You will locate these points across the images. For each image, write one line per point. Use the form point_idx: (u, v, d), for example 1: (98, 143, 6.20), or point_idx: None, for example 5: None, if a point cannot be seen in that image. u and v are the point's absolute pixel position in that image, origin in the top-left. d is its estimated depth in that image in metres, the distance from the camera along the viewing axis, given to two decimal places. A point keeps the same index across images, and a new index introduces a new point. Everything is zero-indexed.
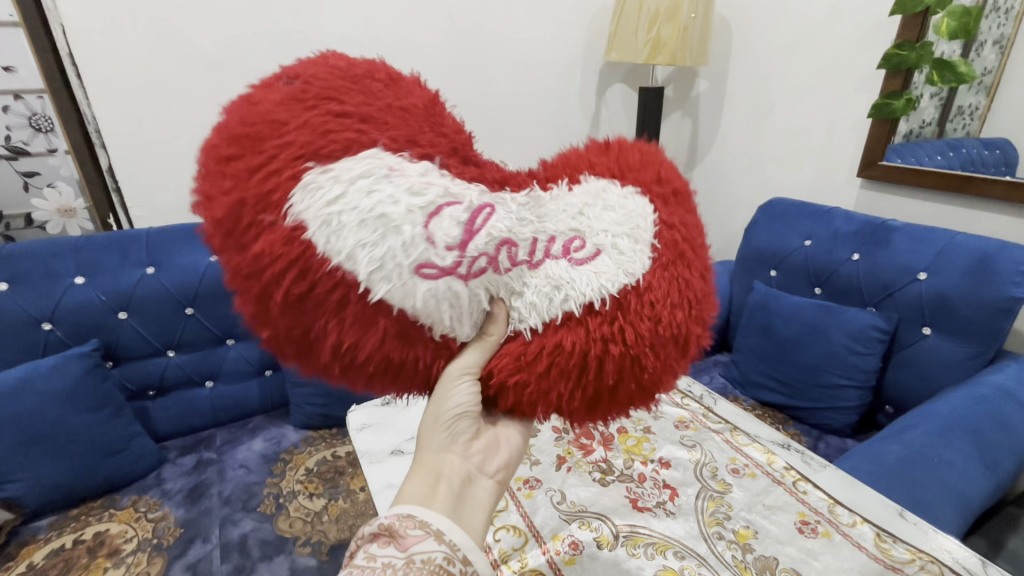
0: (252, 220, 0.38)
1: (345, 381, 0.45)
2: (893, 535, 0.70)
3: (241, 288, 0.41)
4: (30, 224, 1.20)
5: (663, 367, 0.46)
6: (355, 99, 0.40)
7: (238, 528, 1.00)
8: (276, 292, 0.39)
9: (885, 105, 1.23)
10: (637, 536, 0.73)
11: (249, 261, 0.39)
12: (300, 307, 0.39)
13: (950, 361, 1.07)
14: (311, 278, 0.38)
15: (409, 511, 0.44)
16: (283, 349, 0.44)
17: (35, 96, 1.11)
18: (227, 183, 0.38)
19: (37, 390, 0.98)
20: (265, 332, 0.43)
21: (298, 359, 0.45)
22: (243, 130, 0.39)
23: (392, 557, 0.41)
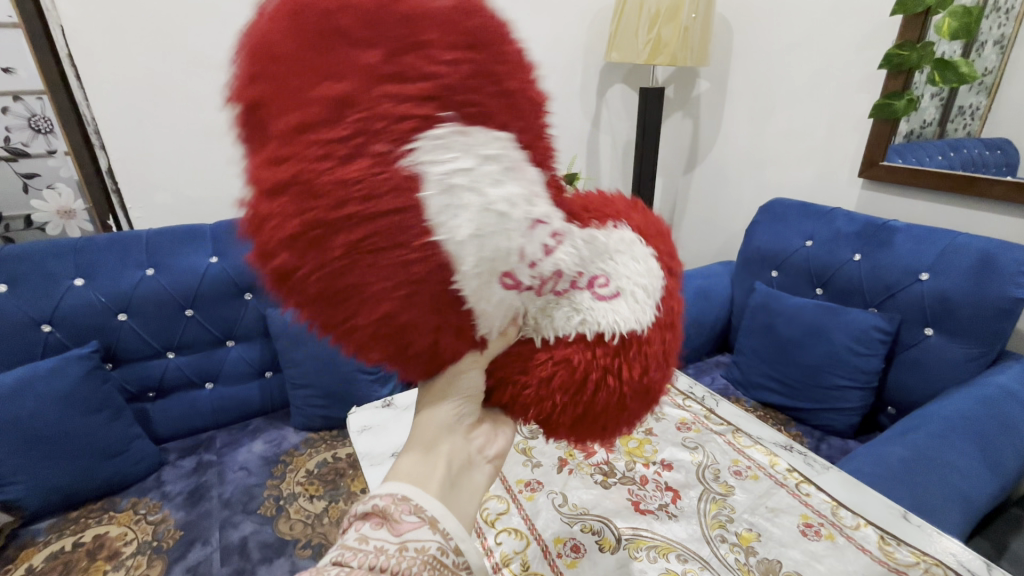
0: (358, 137, 0.33)
1: (351, 345, 0.40)
2: (897, 538, 0.70)
3: (278, 188, 0.34)
4: (29, 226, 1.19)
5: (629, 415, 0.49)
6: (506, 68, 0.36)
7: (238, 531, 1.00)
8: (338, 230, 0.34)
9: (886, 105, 1.23)
10: (640, 539, 0.72)
11: (335, 178, 0.33)
12: (353, 265, 0.35)
13: (952, 363, 1.06)
14: (389, 235, 0.34)
15: (405, 494, 0.42)
16: (289, 282, 0.37)
17: (35, 97, 1.11)
18: (348, 85, 0.32)
19: (36, 392, 0.97)
20: (273, 247, 0.36)
21: (296, 293, 0.38)
22: (391, 25, 0.33)
23: (384, 541, 0.39)
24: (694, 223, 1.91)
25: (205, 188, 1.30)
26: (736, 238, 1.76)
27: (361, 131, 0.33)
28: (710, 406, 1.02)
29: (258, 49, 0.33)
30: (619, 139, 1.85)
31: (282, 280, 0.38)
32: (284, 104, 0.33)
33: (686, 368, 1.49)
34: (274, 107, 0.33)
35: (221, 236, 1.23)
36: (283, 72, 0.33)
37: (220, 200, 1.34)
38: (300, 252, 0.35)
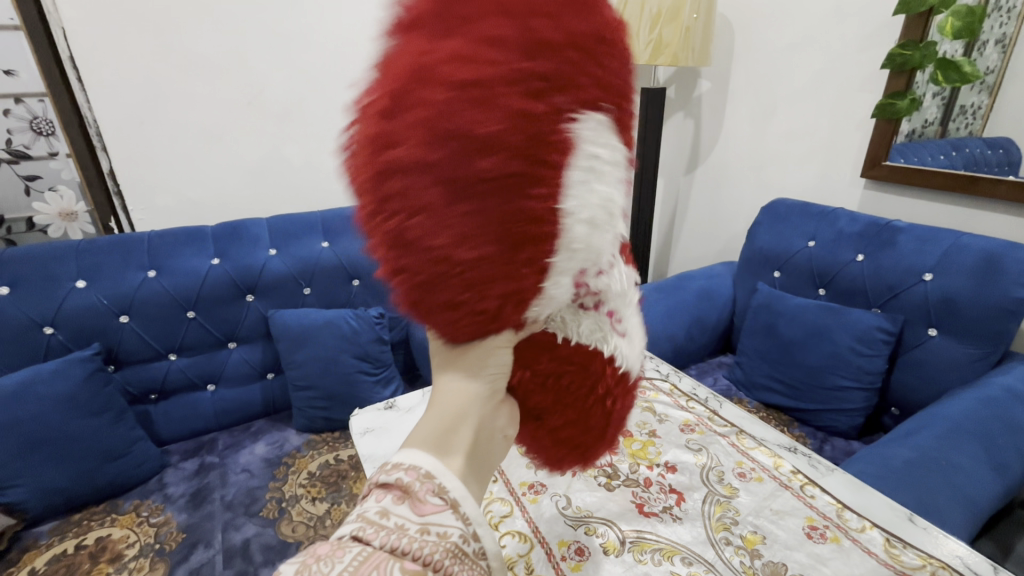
0: (546, 88, 0.36)
1: (418, 270, 0.38)
2: (903, 541, 0.69)
3: (443, 83, 0.34)
4: (31, 228, 1.19)
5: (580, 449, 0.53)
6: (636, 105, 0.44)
7: (240, 533, 1.00)
8: (486, 154, 0.35)
9: (889, 105, 1.22)
10: (644, 541, 0.72)
11: (517, 108, 0.35)
12: (474, 199, 0.35)
13: (955, 363, 1.06)
14: (522, 182, 0.36)
15: (429, 470, 0.39)
16: (393, 180, 0.36)
17: (36, 100, 1.11)
18: (560, 44, 0.36)
19: (38, 395, 0.97)
20: (399, 136, 0.35)
21: (388, 191, 0.36)
22: (596, 18, 0.38)
23: (405, 520, 0.37)
24: (696, 223, 1.90)
25: (205, 190, 1.30)
26: (737, 238, 1.76)
27: (552, 89, 0.36)
28: (713, 408, 1.01)
29: None
30: None
31: (384, 171, 0.36)
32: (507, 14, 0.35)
33: (688, 369, 1.49)
34: (485, 11, 0.35)
35: (222, 238, 1.23)
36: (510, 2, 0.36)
37: (221, 202, 1.33)
38: (430, 159, 0.34)
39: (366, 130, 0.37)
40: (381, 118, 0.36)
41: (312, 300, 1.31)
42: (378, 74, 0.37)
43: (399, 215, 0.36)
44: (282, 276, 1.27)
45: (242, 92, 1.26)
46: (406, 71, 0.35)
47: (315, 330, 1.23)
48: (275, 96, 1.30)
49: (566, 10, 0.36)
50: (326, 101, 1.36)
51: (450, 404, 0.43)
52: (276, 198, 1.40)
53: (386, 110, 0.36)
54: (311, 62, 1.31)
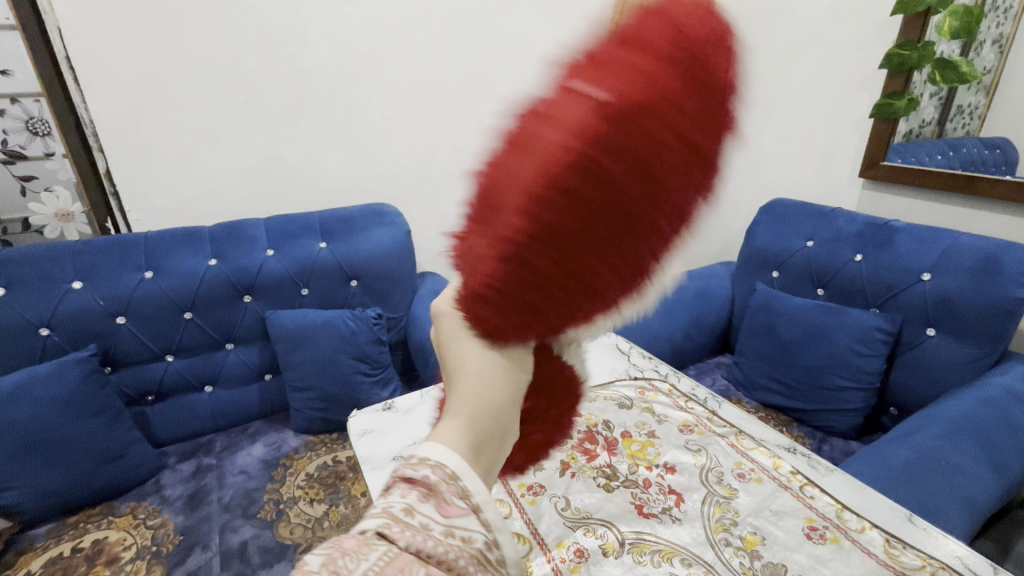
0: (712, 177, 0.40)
1: (538, 263, 0.39)
2: (902, 542, 0.69)
3: (659, 124, 0.36)
4: (27, 228, 1.18)
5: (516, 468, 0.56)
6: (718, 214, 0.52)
7: (238, 535, 0.99)
8: (652, 203, 0.38)
9: (886, 105, 1.24)
10: (643, 543, 0.72)
11: (700, 182, 0.38)
12: (620, 239, 0.38)
13: (954, 363, 1.06)
14: (656, 239, 0.39)
15: (456, 471, 0.39)
16: (572, 180, 0.37)
17: (32, 99, 1.10)
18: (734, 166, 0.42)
19: (35, 397, 0.97)
20: (593, 152, 0.36)
21: (552, 182, 0.37)
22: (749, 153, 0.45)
23: (432, 521, 0.37)
24: None
25: (203, 191, 1.30)
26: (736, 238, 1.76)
27: (726, 181, 0.40)
28: (712, 408, 1.01)
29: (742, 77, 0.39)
30: None
31: (564, 166, 0.37)
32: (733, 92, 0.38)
33: (687, 369, 1.49)
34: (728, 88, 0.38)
35: (219, 238, 1.22)
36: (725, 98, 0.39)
37: (219, 202, 1.33)
38: (614, 182, 0.36)
39: (575, 115, 0.37)
40: (595, 117, 0.36)
41: (311, 300, 1.31)
42: (610, 67, 0.37)
43: (556, 206, 0.37)
44: (280, 276, 1.26)
45: (240, 91, 1.25)
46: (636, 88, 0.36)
47: (314, 331, 1.23)
48: (272, 96, 1.29)
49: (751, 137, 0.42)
50: (323, 101, 1.36)
51: (483, 407, 0.43)
52: (274, 198, 1.39)
53: (608, 112, 0.36)
54: (309, 61, 1.31)
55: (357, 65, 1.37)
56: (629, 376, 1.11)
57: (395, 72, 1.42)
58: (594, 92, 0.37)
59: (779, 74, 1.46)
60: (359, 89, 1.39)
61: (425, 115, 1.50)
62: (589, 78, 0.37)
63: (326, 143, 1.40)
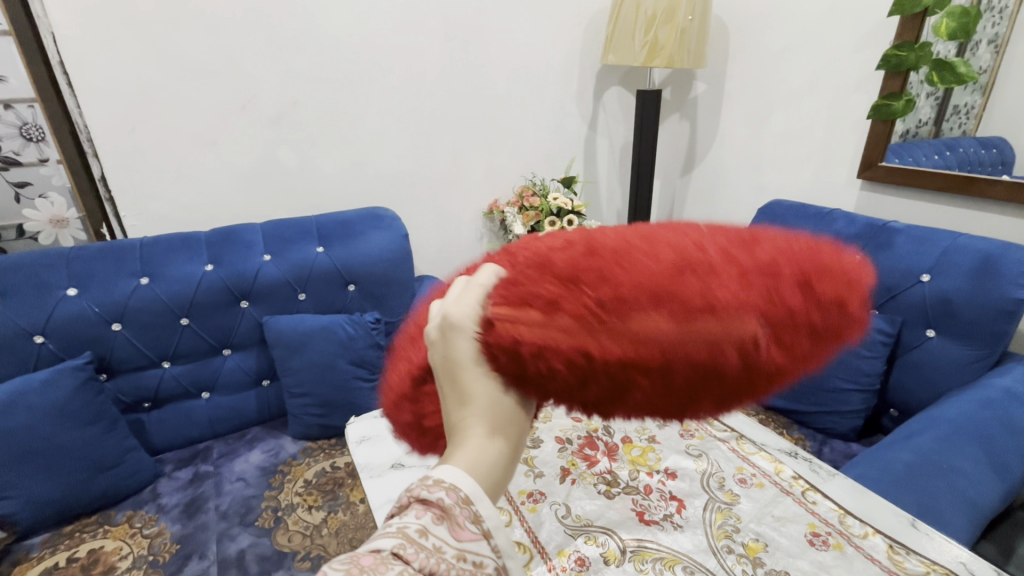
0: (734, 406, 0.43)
1: (603, 394, 0.38)
2: (907, 547, 0.68)
3: (758, 383, 0.37)
4: (21, 236, 1.18)
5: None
6: None
7: (235, 544, 0.98)
8: (702, 412, 0.39)
9: (883, 106, 1.23)
10: (645, 550, 0.71)
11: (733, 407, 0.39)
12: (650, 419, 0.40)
13: (955, 364, 1.06)
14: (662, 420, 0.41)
15: (469, 494, 0.37)
16: (680, 380, 0.36)
17: (25, 105, 1.10)
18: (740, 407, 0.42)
19: (29, 405, 0.96)
20: (699, 379, 0.36)
21: (655, 363, 0.36)
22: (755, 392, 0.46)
23: (443, 543, 0.36)
24: None
25: (199, 196, 1.29)
26: None
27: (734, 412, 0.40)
28: None
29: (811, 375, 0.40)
30: (616, 141, 1.84)
31: (684, 359, 0.35)
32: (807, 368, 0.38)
33: None
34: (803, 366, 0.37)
35: (216, 244, 1.22)
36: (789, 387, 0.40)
37: (217, 207, 1.32)
38: (704, 395, 0.37)
39: (738, 327, 0.35)
40: (740, 349, 0.35)
41: (308, 305, 1.30)
42: (796, 327, 0.35)
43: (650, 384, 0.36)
44: (277, 281, 1.25)
45: (236, 95, 1.25)
46: (774, 353, 0.35)
47: (311, 336, 1.22)
48: (270, 99, 1.29)
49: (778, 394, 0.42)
50: (320, 104, 1.35)
51: (512, 434, 0.41)
52: (271, 202, 1.39)
53: (756, 353, 0.35)
54: (305, 64, 1.30)
55: (354, 68, 1.36)
56: None
57: (393, 73, 1.41)
58: (769, 318, 0.35)
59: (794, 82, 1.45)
60: (357, 91, 1.38)
61: (423, 118, 1.50)
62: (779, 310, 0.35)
63: (323, 147, 1.39)
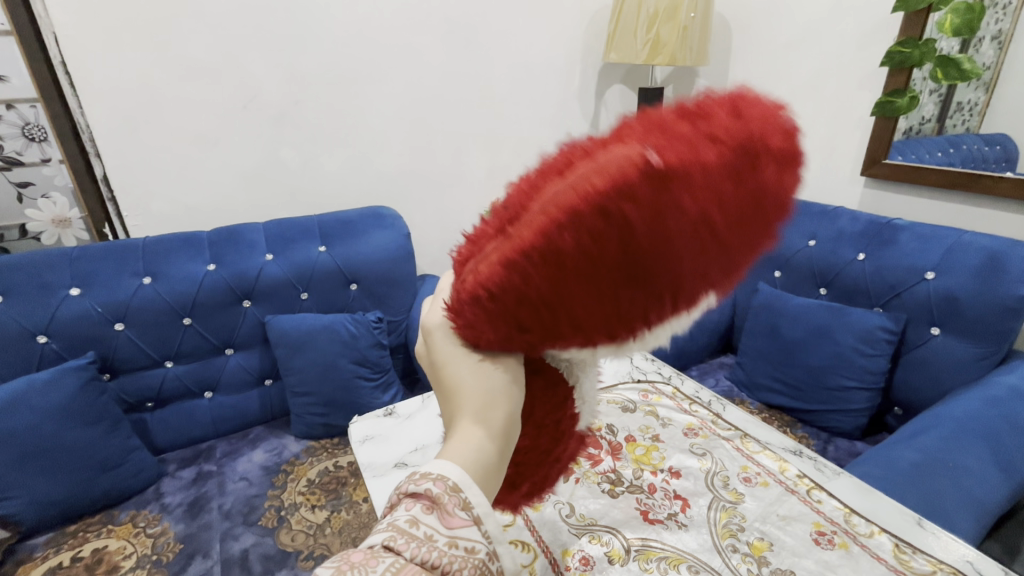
0: (720, 266, 0.36)
1: (546, 277, 0.36)
2: (913, 546, 0.69)
3: (690, 201, 0.33)
4: (23, 236, 1.19)
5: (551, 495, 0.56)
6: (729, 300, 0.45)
7: (239, 543, 0.99)
8: (663, 266, 0.35)
9: (888, 103, 1.22)
10: (649, 550, 0.71)
11: (691, 237, 0.34)
12: (609, 286, 0.35)
13: (960, 362, 1.05)
14: (637, 297, 0.36)
15: (457, 482, 0.39)
16: (596, 220, 0.34)
17: (27, 106, 1.10)
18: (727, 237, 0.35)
19: (33, 405, 0.96)
20: (616, 212, 0.34)
21: (565, 219, 0.35)
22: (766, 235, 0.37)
23: (434, 530, 0.37)
24: None
25: (200, 195, 1.29)
26: None
27: (706, 245, 0.35)
28: (717, 411, 1.01)
29: (754, 172, 0.34)
30: None
31: (589, 201, 0.34)
32: (731, 162, 0.34)
33: (689, 370, 1.48)
34: (721, 163, 0.34)
35: (218, 243, 1.21)
36: (752, 208, 0.35)
37: (219, 207, 1.32)
38: (632, 224, 0.33)
39: (618, 155, 0.35)
40: (634, 166, 0.33)
41: (310, 304, 1.30)
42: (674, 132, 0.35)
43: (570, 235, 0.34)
44: (279, 280, 1.25)
45: (237, 95, 1.25)
46: (675, 161, 0.33)
47: (313, 335, 1.22)
48: (271, 98, 1.29)
49: (758, 212, 0.35)
50: (321, 102, 1.35)
51: (495, 420, 0.42)
52: (273, 201, 1.38)
53: (652, 166, 0.33)
54: (306, 64, 1.30)
55: (355, 67, 1.36)
56: (632, 377, 1.10)
57: (394, 72, 1.41)
58: (647, 139, 0.35)
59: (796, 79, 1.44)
60: (358, 90, 1.38)
61: (424, 117, 1.50)
62: (653, 133, 0.36)
63: (325, 146, 1.39)
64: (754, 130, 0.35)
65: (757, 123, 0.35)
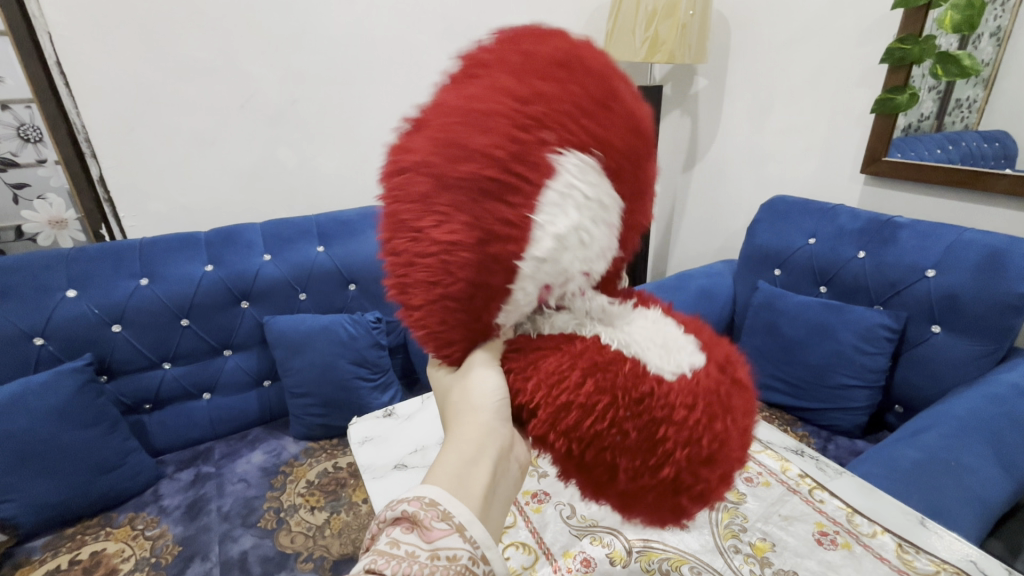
0: (533, 124, 0.39)
1: (405, 236, 0.42)
2: (916, 546, 0.68)
3: (447, 113, 0.41)
4: (20, 237, 1.18)
5: (720, 462, 0.42)
6: (620, 140, 0.42)
7: (237, 545, 0.98)
8: (463, 158, 0.39)
9: (888, 100, 1.21)
10: (651, 551, 0.71)
11: (460, 129, 0.40)
12: (446, 196, 0.40)
13: (960, 360, 1.05)
14: (483, 193, 0.39)
15: (433, 499, 0.42)
16: (400, 181, 0.43)
17: (23, 106, 1.09)
18: (494, 106, 0.40)
19: (28, 408, 0.95)
20: (406, 162, 0.42)
21: (391, 196, 0.44)
22: (554, 75, 0.41)
23: (415, 546, 0.40)
24: (694, 221, 1.90)
25: (199, 195, 1.28)
26: (737, 236, 1.75)
27: (484, 118, 0.39)
28: None
29: (482, 65, 0.43)
30: None
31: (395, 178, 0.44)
32: (460, 80, 0.43)
33: None
34: (454, 85, 0.43)
35: (216, 245, 1.21)
36: (506, 73, 0.41)
37: (216, 207, 1.32)
38: (418, 160, 0.41)
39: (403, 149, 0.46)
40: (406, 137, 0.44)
41: (308, 305, 1.29)
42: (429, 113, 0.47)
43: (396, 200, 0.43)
44: (277, 280, 1.24)
45: (234, 95, 1.24)
46: (426, 114, 0.44)
47: (312, 337, 1.21)
48: (269, 97, 1.28)
49: (508, 72, 0.41)
50: (319, 103, 1.34)
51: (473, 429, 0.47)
52: (272, 202, 1.38)
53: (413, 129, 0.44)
54: (304, 66, 1.29)
55: (352, 67, 1.35)
56: None
57: (392, 73, 1.41)
58: None
59: (793, 77, 1.44)
60: (356, 90, 1.38)
61: None
62: None
63: (323, 147, 1.39)
64: (474, 56, 0.44)
65: (472, 54, 0.45)
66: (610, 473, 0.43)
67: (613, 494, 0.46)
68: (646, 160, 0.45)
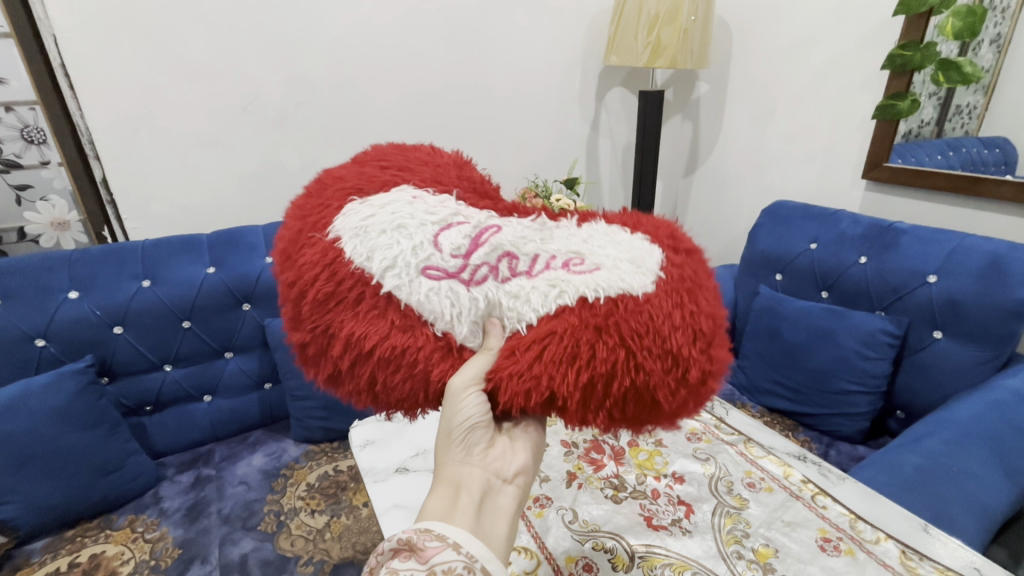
0: (304, 239, 0.52)
1: (343, 374, 0.51)
2: (920, 553, 0.68)
3: (289, 306, 0.53)
4: (22, 238, 1.18)
5: (719, 335, 0.49)
6: (353, 180, 0.55)
7: (238, 548, 0.98)
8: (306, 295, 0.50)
9: (889, 106, 1.22)
10: (653, 557, 0.71)
11: (293, 298, 0.52)
12: (324, 321, 0.50)
13: (961, 366, 1.05)
14: (331, 295, 0.49)
15: (425, 525, 0.47)
16: (315, 364, 0.53)
17: (26, 108, 1.10)
18: (290, 273, 0.53)
19: (32, 408, 0.95)
20: (310, 354, 0.53)
21: (324, 376, 0.53)
22: (298, 212, 0.55)
23: (413, 569, 0.44)
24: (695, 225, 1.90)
25: (202, 197, 1.29)
26: (738, 240, 1.76)
27: (290, 274, 0.52)
28: (721, 416, 1.01)
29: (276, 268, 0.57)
30: (619, 142, 1.85)
31: (315, 369, 0.54)
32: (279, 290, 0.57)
33: None
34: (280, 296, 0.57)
35: (217, 246, 1.21)
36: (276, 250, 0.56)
37: (218, 209, 1.32)
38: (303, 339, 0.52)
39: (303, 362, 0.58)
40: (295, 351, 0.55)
41: None
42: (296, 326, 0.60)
43: (323, 371, 0.52)
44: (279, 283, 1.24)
45: (237, 97, 1.24)
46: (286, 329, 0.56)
47: None
48: (272, 99, 1.28)
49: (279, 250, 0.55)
50: (321, 106, 1.34)
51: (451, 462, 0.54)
52: (274, 204, 1.38)
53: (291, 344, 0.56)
54: (305, 67, 1.29)
55: (354, 69, 1.35)
56: None
57: (395, 73, 1.41)
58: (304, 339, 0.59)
59: (793, 82, 1.45)
60: (358, 91, 1.38)
61: (424, 119, 1.50)
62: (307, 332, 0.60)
63: (325, 149, 1.39)
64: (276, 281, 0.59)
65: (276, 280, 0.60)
66: (650, 404, 0.47)
67: (659, 422, 0.50)
68: (389, 159, 0.58)
